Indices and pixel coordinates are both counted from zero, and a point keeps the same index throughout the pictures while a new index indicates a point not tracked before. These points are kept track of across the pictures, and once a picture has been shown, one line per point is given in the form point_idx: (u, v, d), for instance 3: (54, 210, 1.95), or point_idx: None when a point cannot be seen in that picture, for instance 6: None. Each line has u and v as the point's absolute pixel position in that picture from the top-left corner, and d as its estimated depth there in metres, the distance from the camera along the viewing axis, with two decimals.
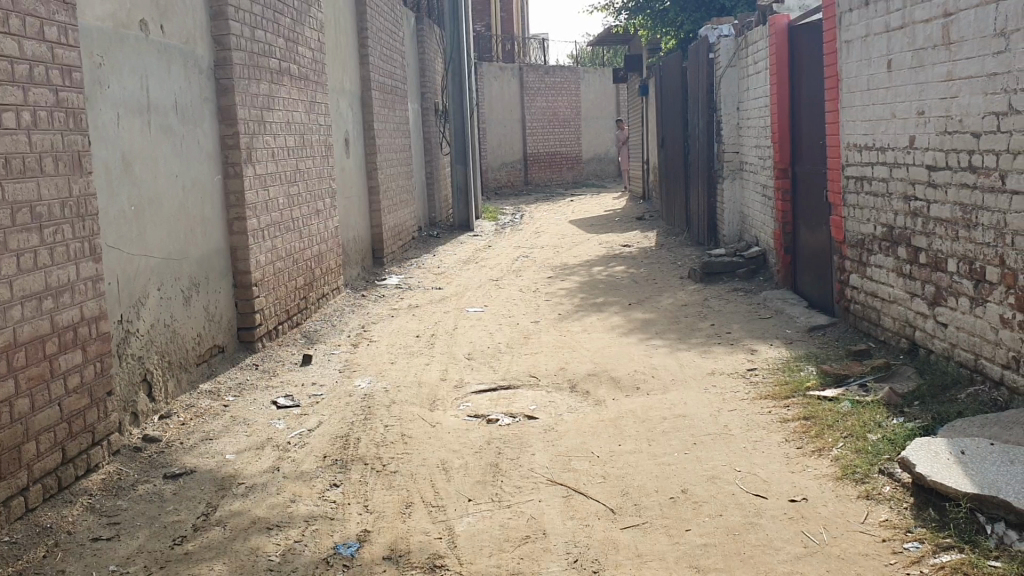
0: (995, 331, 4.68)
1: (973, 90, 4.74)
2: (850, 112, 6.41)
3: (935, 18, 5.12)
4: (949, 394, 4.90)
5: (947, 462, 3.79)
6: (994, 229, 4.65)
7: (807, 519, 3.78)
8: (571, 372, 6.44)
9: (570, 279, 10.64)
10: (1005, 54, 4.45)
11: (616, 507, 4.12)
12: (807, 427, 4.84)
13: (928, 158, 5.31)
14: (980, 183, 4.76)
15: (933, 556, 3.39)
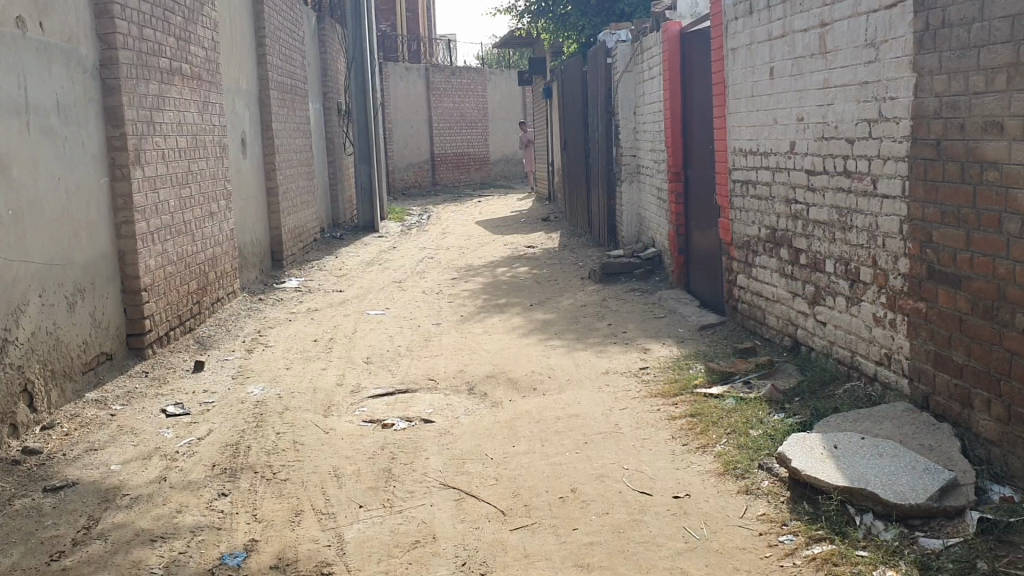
0: (869, 328, 4.90)
1: (847, 97, 4.96)
2: (737, 118, 6.61)
3: (813, 28, 5.34)
4: (827, 389, 5.13)
5: (822, 456, 3.95)
6: (867, 231, 4.87)
7: (688, 515, 3.89)
8: (469, 374, 6.46)
9: (473, 280, 10.66)
10: (875, 64, 4.65)
11: (507, 509, 4.15)
12: (693, 424, 4.98)
13: (808, 162, 5.55)
14: (855, 187, 4.98)
15: (806, 547, 3.52)
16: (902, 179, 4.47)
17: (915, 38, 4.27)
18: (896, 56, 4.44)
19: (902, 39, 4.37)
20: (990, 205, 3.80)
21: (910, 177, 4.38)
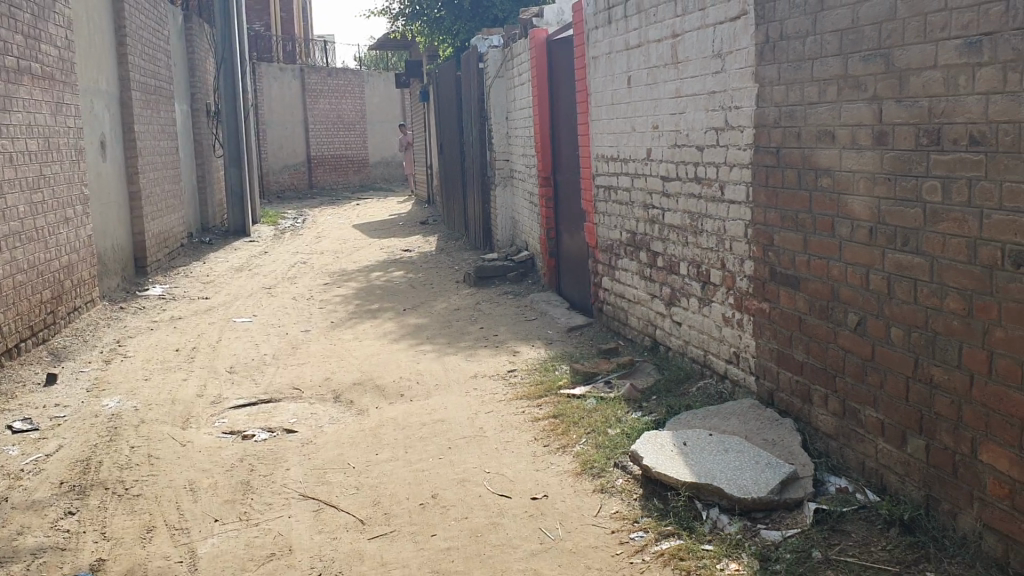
0: (719, 328, 5.11)
1: (697, 106, 5.15)
2: (598, 125, 6.75)
3: (666, 38, 5.52)
4: (682, 387, 5.34)
5: (672, 454, 4.09)
6: (716, 235, 5.07)
7: (544, 516, 3.96)
8: (336, 382, 6.38)
9: (346, 285, 10.54)
10: (721, 74, 4.84)
11: (366, 517, 4.12)
12: (554, 425, 5.06)
13: (662, 169, 5.73)
14: (704, 193, 5.18)
15: (655, 543, 3.63)
16: (747, 186, 4.66)
17: (757, 50, 4.46)
18: (740, 68, 4.63)
19: (746, 51, 4.56)
20: (825, 210, 4.01)
21: (754, 183, 4.58)
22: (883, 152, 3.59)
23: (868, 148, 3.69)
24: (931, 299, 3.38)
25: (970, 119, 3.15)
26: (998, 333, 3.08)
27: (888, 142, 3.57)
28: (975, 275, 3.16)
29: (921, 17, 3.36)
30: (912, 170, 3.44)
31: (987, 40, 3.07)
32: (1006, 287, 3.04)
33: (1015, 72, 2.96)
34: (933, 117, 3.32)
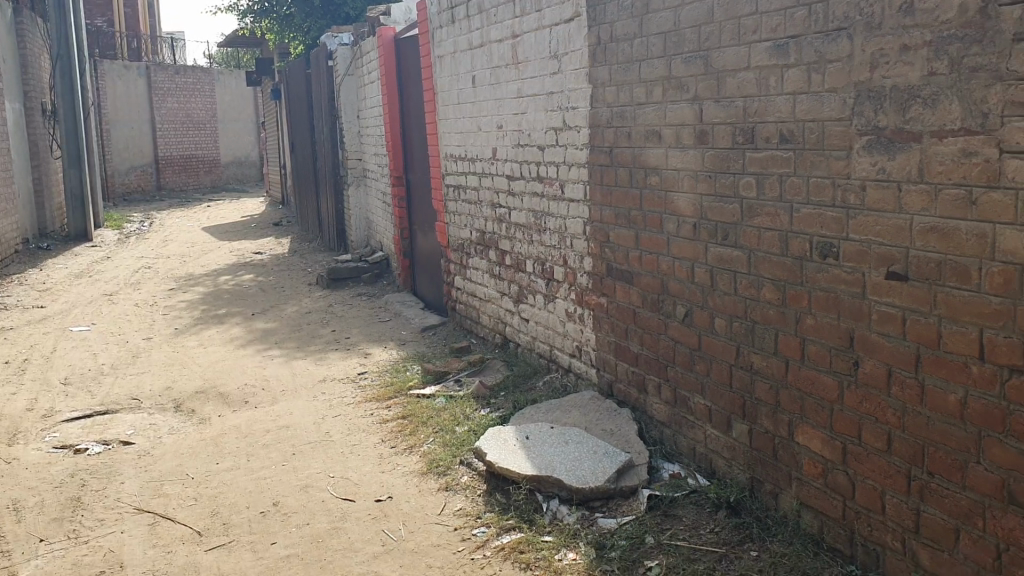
0: (564, 324, 5.20)
1: (537, 107, 5.23)
2: (445, 124, 6.76)
3: (506, 39, 5.58)
4: (529, 383, 5.41)
5: (514, 448, 4.15)
6: (558, 233, 5.16)
7: (388, 518, 3.94)
8: (177, 391, 6.16)
9: (194, 290, 10.20)
10: (559, 75, 4.93)
11: (204, 529, 4.00)
12: (402, 426, 5.04)
13: (507, 168, 5.79)
14: (546, 192, 5.26)
15: (497, 538, 3.67)
16: (585, 184, 4.77)
17: (589, 52, 4.56)
18: (575, 69, 4.73)
19: (579, 52, 4.66)
20: (654, 207, 4.14)
21: (591, 182, 4.69)
22: (704, 150, 3.74)
23: (691, 146, 3.83)
24: (750, 290, 3.56)
25: (780, 118, 3.31)
26: (808, 321, 3.27)
27: (708, 141, 3.72)
28: (787, 266, 3.34)
29: (735, 20, 3.50)
30: (730, 167, 3.60)
31: (793, 42, 3.23)
32: (814, 277, 3.22)
33: (818, 73, 3.13)
34: (747, 117, 3.47)
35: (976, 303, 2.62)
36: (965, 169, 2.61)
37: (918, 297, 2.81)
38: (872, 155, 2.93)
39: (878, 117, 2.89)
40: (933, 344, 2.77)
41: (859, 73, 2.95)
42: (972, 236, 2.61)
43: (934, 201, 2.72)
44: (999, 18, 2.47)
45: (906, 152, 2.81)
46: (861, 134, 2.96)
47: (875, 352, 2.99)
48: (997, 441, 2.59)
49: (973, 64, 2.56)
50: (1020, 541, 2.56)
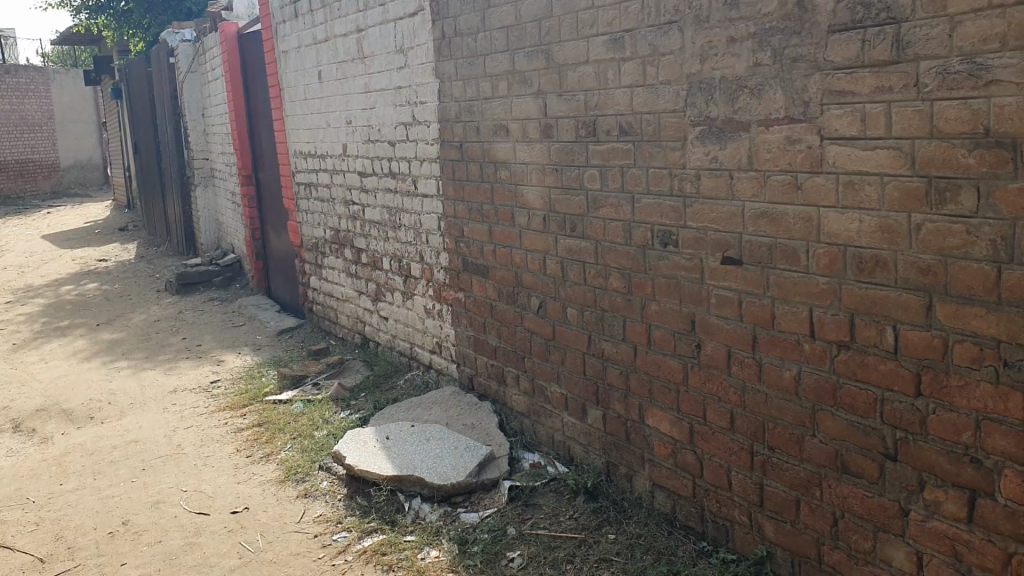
0: (422, 320, 5.18)
1: (386, 102, 5.18)
2: (293, 121, 6.61)
3: (351, 33, 5.50)
4: (389, 382, 5.37)
5: (373, 449, 4.11)
6: (413, 229, 5.12)
7: (246, 529, 3.84)
8: (16, 411, 5.81)
9: (33, 302, 9.64)
10: (405, 69, 4.89)
11: (46, 555, 3.79)
12: (258, 434, 4.91)
13: (359, 165, 5.71)
14: (399, 187, 5.22)
15: (358, 542, 3.62)
16: (437, 179, 4.75)
17: (434, 46, 4.54)
18: (421, 63, 4.70)
19: (425, 46, 4.64)
20: (504, 201, 4.17)
21: (442, 177, 4.68)
22: (550, 144, 3.79)
23: (537, 140, 3.87)
24: (598, 279, 3.62)
25: (619, 111, 3.38)
26: (653, 307, 3.35)
27: (553, 134, 3.76)
28: (632, 255, 3.42)
29: (573, 15, 3.55)
30: (575, 160, 3.65)
31: (628, 36, 3.30)
32: (657, 265, 3.31)
33: (652, 66, 3.20)
34: (589, 110, 3.53)
35: (805, 284, 2.74)
36: (789, 156, 2.73)
37: (752, 280, 2.92)
38: (705, 145, 3.02)
39: (709, 108, 2.99)
40: (767, 324, 2.89)
41: (690, 65, 3.04)
42: (798, 220, 2.73)
43: (763, 188, 2.84)
44: (814, 11, 2.59)
45: (736, 141, 2.91)
46: (695, 125, 3.05)
47: (715, 334, 3.10)
48: (829, 413, 2.73)
49: (793, 55, 2.67)
50: (853, 507, 2.70)
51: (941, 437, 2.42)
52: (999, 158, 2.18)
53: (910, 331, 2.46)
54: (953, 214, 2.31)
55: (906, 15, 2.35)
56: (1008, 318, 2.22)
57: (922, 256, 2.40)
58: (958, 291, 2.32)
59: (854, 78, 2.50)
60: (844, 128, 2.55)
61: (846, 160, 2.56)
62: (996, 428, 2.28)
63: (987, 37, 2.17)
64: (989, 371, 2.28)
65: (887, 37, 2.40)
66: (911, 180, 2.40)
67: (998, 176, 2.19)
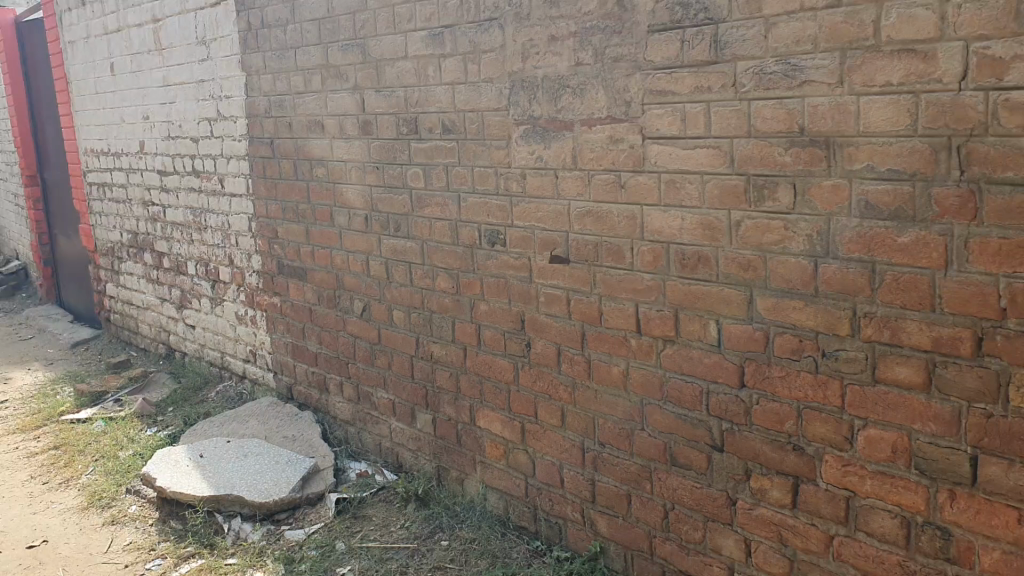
0: (234, 328, 4.92)
1: (187, 96, 4.89)
2: (83, 116, 6.14)
3: (146, 23, 5.15)
4: (199, 395, 5.07)
5: (187, 469, 3.85)
6: (221, 230, 4.85)
7: (45, 565, 3.50)
8: None
9: None
10: (208, 62, 4.62)
11: None
12: (54, 458, 4.50)
13: (158, 163, 5.36)
14: (204, 187, 4.93)
15: (174, 570, 3.37)
16: (246, 177, 4.52)
17: (240, 38, 4.30)
18: (225, 56, 4.45)
19: (229, 38, 4.39)
20: (322, 200, 4.01)
21: (252, 176, 4.45)
22: (369, 141, 3.67)
23: (355, 136, 3.74)
24: (424, 280, 3.55)
25: (441, 108, 3.31)
26: (481, 307, 3.31)
27: (373, 131, 3.65)
28: (459, 254, 3.36)
29: (389, 9, 3.44)
30: (396, 158, 3.56)
31: (447, 32, 3.22)
32: (485, 264, 3.26)
33: (473, 63, 3.15)
34: (410, 107, 3.44)
35: (631, 281, 2.76)
36: (613, 155, 2.74)
37: (580, 278, 2.92)
38: (529, 144, 3.00)
39: (532, 106, 2.96)
40: (595, 321, 2.90)
41: (512, 63, 3.01)
42: (622, 218, 2.75)
43: (587, 186, 2.84)
44: (634, 10, 2.61)
45: (560, 140, 2.90)
46: (518, 124, 3.02)
47: (545, 333, 3.08)
48: (657, 407, 2.76)
49: (615, 54, 2.68)
50: (683, 499, 2.75)
51: (765, 427, 2.49)
52: (813, 155, 2.26)
53: (733, 325, 2.52)
54: (771, 211, 2.37)
55: (722, 16, 2.39)
56: (823, 309, 2.30)
57: (742, 251, 2.46)
58: (776, 285, 2.39)
59: (674, 77, 2.54)
60: (665, 128, 2.58)
61: (668, 158, 2.59)
62: (816, 415, 2.36)
63: (800, 39, 2.24)
64: (808, 361, 2.36)
65: (705, 37, 2.44)
66: (731, 178, 2.45)
67: (812, 174, 2.27)
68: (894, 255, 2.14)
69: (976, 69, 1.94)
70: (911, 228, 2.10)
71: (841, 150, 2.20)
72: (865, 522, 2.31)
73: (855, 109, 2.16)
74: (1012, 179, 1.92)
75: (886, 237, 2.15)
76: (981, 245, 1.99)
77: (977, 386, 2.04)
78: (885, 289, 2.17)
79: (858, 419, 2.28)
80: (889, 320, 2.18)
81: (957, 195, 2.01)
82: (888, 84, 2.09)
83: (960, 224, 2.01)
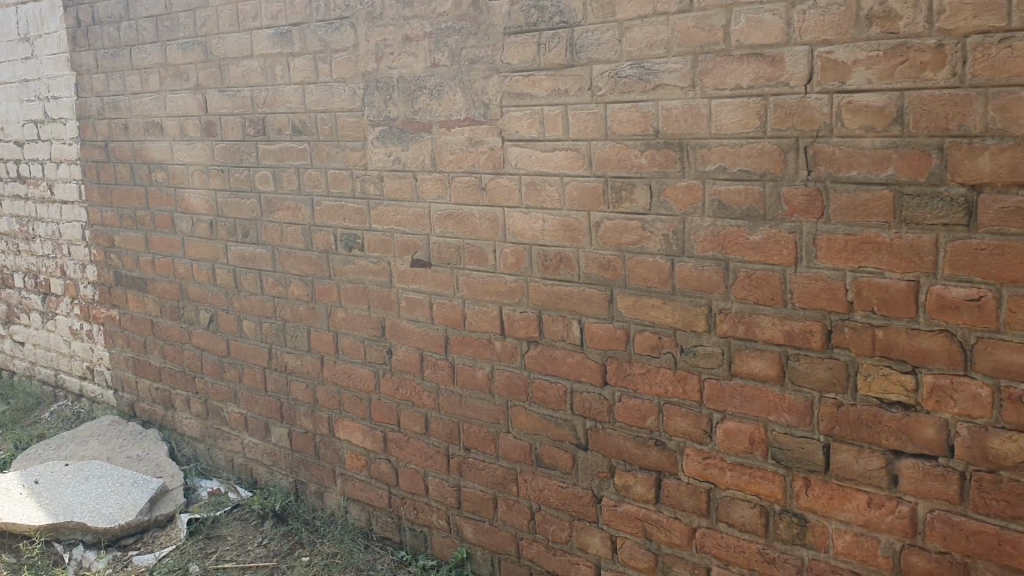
0: (68, 343, 4.62)
1: (10, 97, 4.56)
2: None
3: None
4: (31, 417, 4.73)
5: (20, 496, 3.58)
6: (50, 239, 4.55)
7: None
8: None
9: None
10: (32, 60, 4.32)
11: None
12: None
13: None
14: (31, 193, 4.61)
15: None
16: (78, 183, 4.25)
17: (68, 35, 4.05)
18: (52, 54, 4.18)
19: (56, 35, 4.12)
20: (163, 206, 3.81)
21: (84, 181, 4.19)
22: (213, 143, 3.52)
23: (198, 139, 3.58)
24: (276, 288, 3.42)
25: (290, 108, 3.21)
26: (338, 314, 3.23)
27: (217, 133, 3.50)
28: (313, 261, 3.26)
29: (233, 5, 3.31)
30: (243, 161, 3.42)
31: (295, 30, 3.13)
32: (341, 270, 3.18)
33: (324, 63, 3.07)
34: (257, 107, 3.32)
35: (493, 283, 2.75)
36: (472, 157, 2.72)
37: (441, 281, 2.88)
38: (385, 146, 2.94)
39: (387, 107, 2.91)
40: (458, 325, 2.87)
41: (365, 63, 2.94)
42: (483, 220, 2.73)
43: (447, 189, 2.80)
44: (490, 12, 2.59)
45: (417, 142, 2.85)
46: (373, 125, 2.96)
47: (406, 338, 3.03)
48: (521, 409, 2.76)
49: (470, 55, 2.66)
50: (549, 500, 2.75)
51: (627, 424, 2.52)
52: (668, 157, 2.30)
53: (595, 324, 2.54)
54: (629, 211, 2.40)
55: (577, 19, 2.41)
56: (682, 307, 2.35)
57: (603, 252, 2.48)
58: (636, 284, 2.43)
59: (531, 80, 2.54)
60: (524, 130, 2.58)
61: (528, 160, 2.59)
62: (677, 410, 2.41)
63: (653, 43, 2.28)
64: (668, 358, 2.40)
65: (560, 39, 2.46)
66: (589, 179, 2.47)
67: (668, 175, 2.31)
68: (747, 253, 2.21)
69: (820, 73, 2.02)
70: (762, 226, 2.17)
71: (695, 151, 2.25)
72: (726, 513, 2.37)
73: (706, 112, 2.21)
74: (855, 178, 2.00)
75: (739, 235, 2.21)
76: (828, 241, 2.07)
77: (828, 376, 2.12)
78: (739, 285, 2.23)
79: (716, 412, 2.34)
80: (744, 316, 2.24)
81: (804, 193, 2.09)
82: (739, 86, 2.15)
83: (808, 222, 2.09)
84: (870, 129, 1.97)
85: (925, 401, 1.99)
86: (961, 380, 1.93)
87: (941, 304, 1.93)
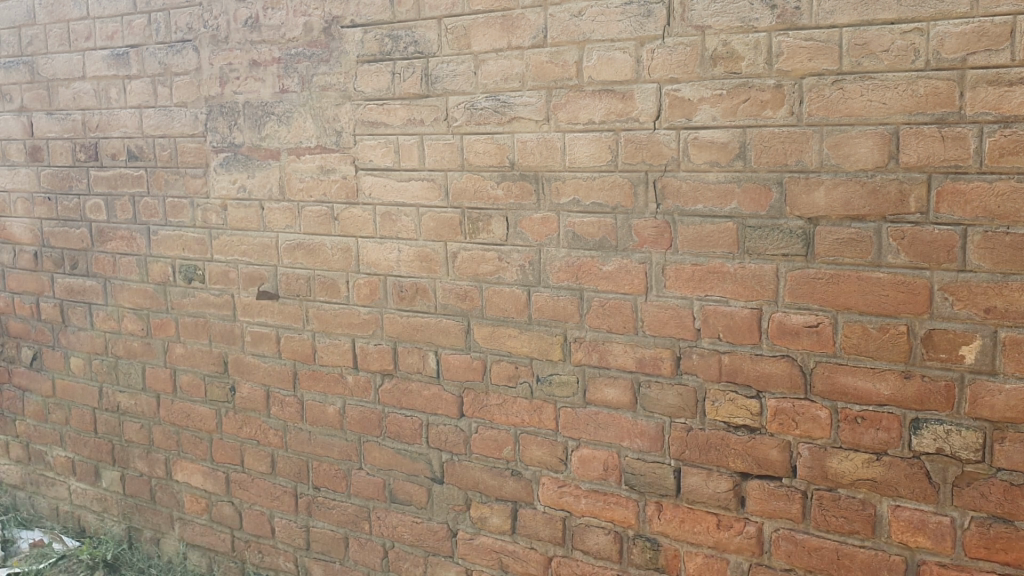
0: None
1: None
2: None
3: None
4: None
5: None
6: None
7: None
8: None
9: None
10: None
11: None
12: None
13: None
14: None
15: None
16: None
17: None
18: None
19: None
20: None
21: None
22: (38, 169, 3.31)
23: (21, 164, 3.36)
24: (108, 323, 3.24)
25: (126, 133, 3.06)
26: (177, 349, 3.08)
27: (43, 158, 3.29)
28: (149, 293, 3.10)
29: (62, 23, 3.14)
30: (72, 187, 3.23)
31: (133, 52, 2.99)
32: (180, 302, 3.04)
33: (164, 87, 2.95)
34: (88, 132, 3.15)
35: (345, 315, 2.69)
36: (324, 185, 2.66)
37: (288, 313, 2.80)
38: (230, 173, 2.84)
39: (232, 133, 2.82)
40: (308, 359, 2.79)
41: (209, 88, 2.85)
42: (336, 251, 2.67)
43: (297, 219, 2.73)
44: (341, 39, 2.57)
45: (265, 170, 2.78)
46: (216, 151, 2.87)
47: (251, 374, 2.92)
48: (375, 444, 2.70)
49: (321, 83, 2.62)
50: (403, 536, 2.69)
51: (483, 455, 2.52)
52: (523, 189, 2.33)
53: (451, 355, 2.53)
54: (485, 242, 2.41)
55: (432, 50, 2.42)
56: (537, 336, 2.37)
57: (458, 282, 2.48)
58: (492, 314, 2.43)
59: (385, 109, 2.52)
60: (379, 159, 2.56)
61: (382, 190, 2.56)
62: (533, 439, 2.42)
63: (507, 76, 2.31)
64: (523, 387, 2.42)
65: (415, 70, 2.46)
66: (444, 210, 2.47)
67: (523, 207, 2.34)
68: (599, 282, 2.25)
69: (668, 109, 2.10)
70: (614, 257, 2.22)
71: (549, 184, 2.29)
72: (582, 540, 2.38)
73: (560, 145, 2.26)
74: (702, 211, 2.09)
75: (592, 265, 2.25)
76: (676, 271, 2.14)
77: (678, 402, 2.19)
78: (592, 314, 2.28)
79: (571, 440, 2.36)
80: (597, 344, 2.28)
81: (654, 225, 2.15)
82: (591, 121, 2.21)
83: (657, 252, 2.16)
84: (715, 164, 2.05)
85: (769, 424, 2.08)
86: (802, 403, 2.03)
87: (782, 330, 2.02)
